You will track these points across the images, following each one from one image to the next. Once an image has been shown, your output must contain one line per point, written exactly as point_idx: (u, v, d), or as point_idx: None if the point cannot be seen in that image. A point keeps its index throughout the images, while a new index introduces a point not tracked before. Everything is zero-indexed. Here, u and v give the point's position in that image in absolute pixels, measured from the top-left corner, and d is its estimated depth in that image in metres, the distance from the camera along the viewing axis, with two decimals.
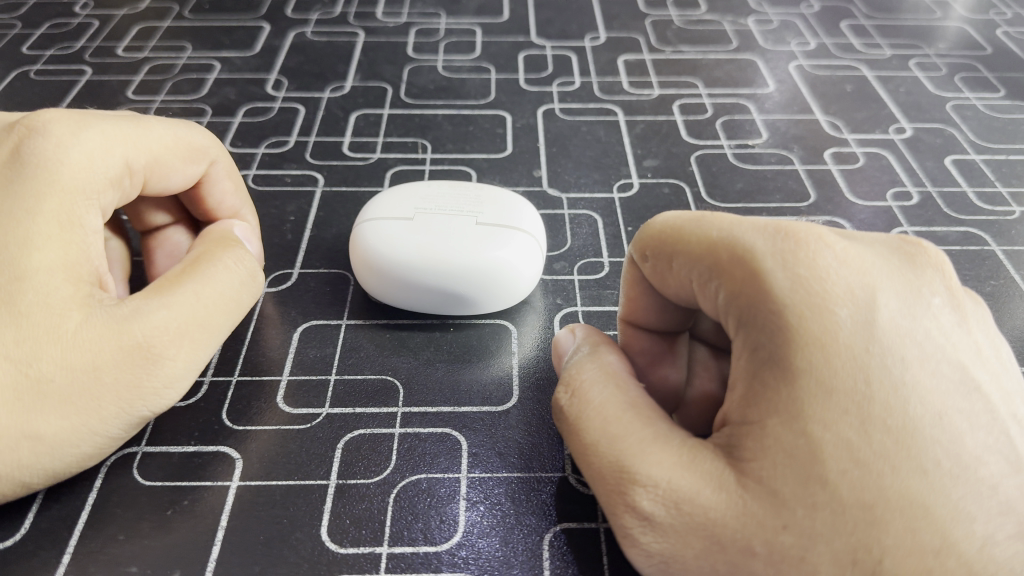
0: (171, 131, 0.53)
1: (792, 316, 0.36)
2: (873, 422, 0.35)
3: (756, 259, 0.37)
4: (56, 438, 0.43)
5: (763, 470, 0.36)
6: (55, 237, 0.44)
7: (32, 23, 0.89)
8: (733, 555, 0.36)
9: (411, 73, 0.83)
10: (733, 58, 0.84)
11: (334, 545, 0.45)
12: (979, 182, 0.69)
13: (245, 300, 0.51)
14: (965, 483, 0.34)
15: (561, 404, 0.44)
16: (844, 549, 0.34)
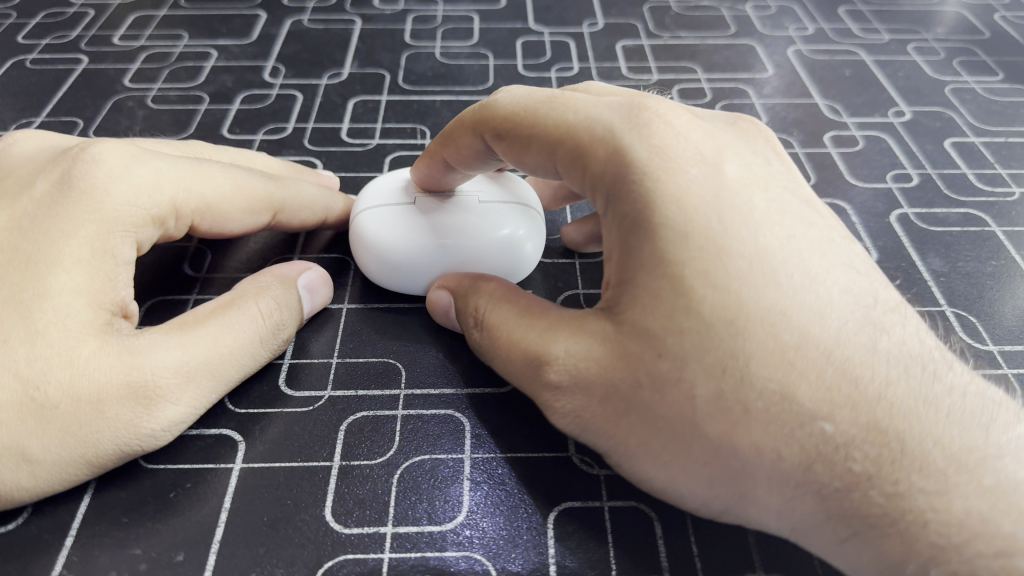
0: (237, 186, 0.56)
1: (647, 180, 0.43)
2: (729, 251, 0.41)
3: (606, 142, 0.45)
4: (50, 462, 0.43)
5: (641, 313, 0.41)
6: (89, 263, 0.46)
7: (26, 12, 0.89)
8: (626, 391, 0.41)
9: (409, 59, 0.82)
10: (732, 43, 0.84)
11: (339, 526, 0.45)
12: (978, 165, 0.69)
13: (264, 355, 0.51)
14: (812, 290, 0.41)
15: (476, 338, 0.49)
16: (722, 369, 0.39)
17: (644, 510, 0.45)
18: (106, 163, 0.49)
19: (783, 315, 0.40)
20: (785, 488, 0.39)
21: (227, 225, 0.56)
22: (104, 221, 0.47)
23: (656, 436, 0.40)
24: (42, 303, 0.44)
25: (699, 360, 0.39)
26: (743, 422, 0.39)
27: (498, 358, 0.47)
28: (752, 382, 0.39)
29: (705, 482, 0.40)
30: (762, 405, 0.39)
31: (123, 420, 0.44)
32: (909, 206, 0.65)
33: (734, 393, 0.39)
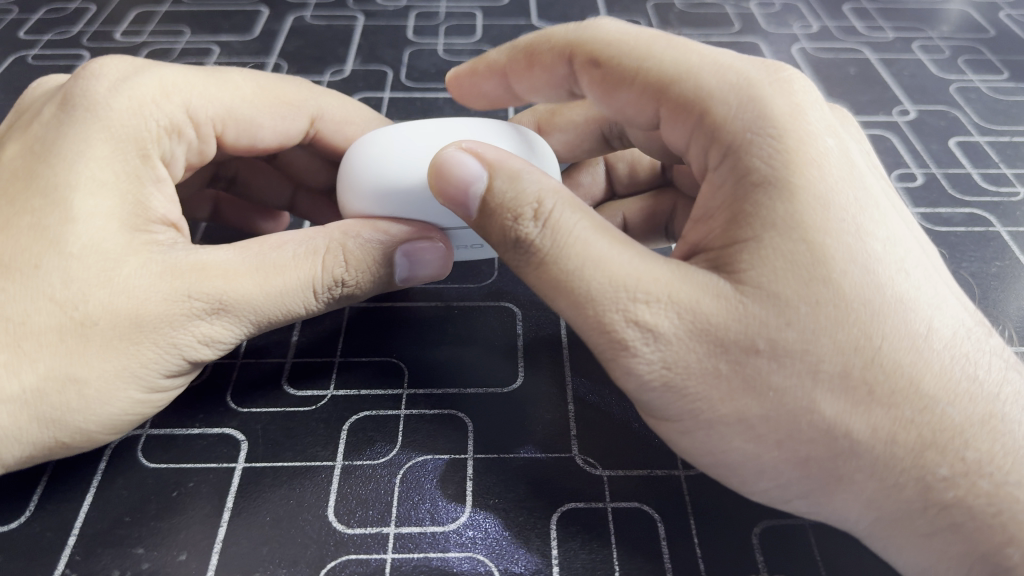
0: (263, 87, 0.57)
1: (777, 140, 0.42)
2: (863, 233, 0.40)
3: (735, 97, 0.44)
4: (97, 383, 0.43)
5: (778, 276, 0.39)
6: (108, 182, 0.45)
7: (28, 7, 0.88)
8: (738, 355, 0.39)
9: (411, 56, 0.82)
10: (736, 41, 0.83)
11: (341, 526, 0.45)
12: (983, 164, 0.69)
13: (319, 300, 0.49)
14: (925, 284, 0.41)
15: (525, 237, 0.42)
16: (855, 347, 0.39)
17: (648, 512, 0.45)
18: (111, 80, 0.49)
19: (904, 298, 0.40)
20: (881, 468, 0.40)
21: (258, 132, 0.56)
22: (117, 136, 0.47)
23: (763, 405, 0.39)
24: (69, 227, 0.43)
25: (831, 331, 0.39)
26: (861, 401, 0.39)
27: (564, 284, 0.41)
28: (880, 363, 0.39)
29: (800, 454, 0.40)
30: (887, 386, 0.39)
31: (163, 329, 0.44)
32: (913, 206, 0.65)
33: (861, 370, 0.39)
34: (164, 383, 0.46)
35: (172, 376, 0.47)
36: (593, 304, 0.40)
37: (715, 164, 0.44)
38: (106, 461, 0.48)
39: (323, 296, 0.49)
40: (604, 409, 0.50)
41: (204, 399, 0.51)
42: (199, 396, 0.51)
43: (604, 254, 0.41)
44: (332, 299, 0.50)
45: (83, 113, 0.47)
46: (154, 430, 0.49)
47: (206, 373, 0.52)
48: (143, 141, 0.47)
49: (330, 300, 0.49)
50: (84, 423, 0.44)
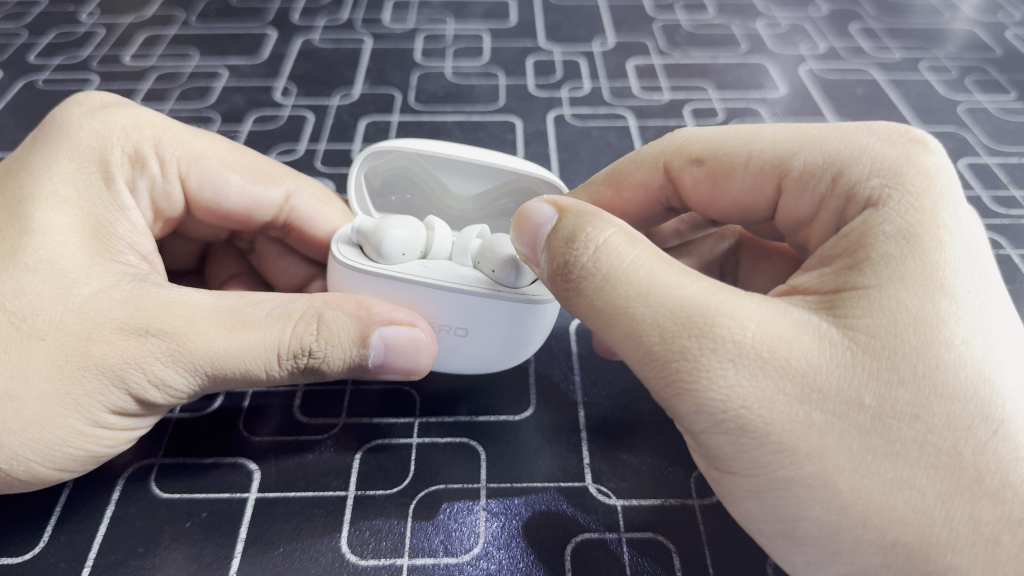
0: (237, 154, 0.59)
1: (903, 199, 0.39)
2: (897, 369, 0.35)
3: (837, 144, 0.43)
4: (33, 403, 0.43)
5: (866, 341, 0.35)
6: (70, 199, 0.48)
7: (36, 31, 0.89)
8: (841, 411, 0.35)
9: (419, 79, 0.82)
10: (743, 61, 0.84)
11: (354, 557, 0.44)
12: (993, 186, 0.69)
13: (282, 367, 0.45)
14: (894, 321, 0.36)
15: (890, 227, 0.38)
16: (939, 448, 0.35)
17: (663, 543, 0.45)
18: (89, 107, 0.53)
19: (1003, 397, 0.35)
20: (936, 556, 0.35)
21: (223, 190, 0.57)
22: (81, 153, 0.50)
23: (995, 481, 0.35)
24: (29, 238, 0.45)
25: (839, 467, 0.35)
26: (913, 454, 0.34)
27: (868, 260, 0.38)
28: (956, 489, 0.35)
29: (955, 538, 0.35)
30: (998, 472, 0.35)
31: (111, 362, 0.43)
32: None
33: (970, 453, 0.35)
34: (112, 422, 0.45)
35: (122, 417, 0.46)
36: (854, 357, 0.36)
37: (850, 217, 0.41)
38: (119, 490, 0.48)
39: (286, 364, 0.45)
40: (618, 436, 0.50)
41: (214, 429, 0.51)
42: (209, 425, 0.51)
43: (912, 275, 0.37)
44: (299, 371, 0.46)
45: (55, 134, 0.51)
46: (167, 460, 0.49)
47: (219, 404, 0.52)
48: (106, 160, 0.51)
49: (294, 370, 0.46)
50: (22, 450, 0.43)
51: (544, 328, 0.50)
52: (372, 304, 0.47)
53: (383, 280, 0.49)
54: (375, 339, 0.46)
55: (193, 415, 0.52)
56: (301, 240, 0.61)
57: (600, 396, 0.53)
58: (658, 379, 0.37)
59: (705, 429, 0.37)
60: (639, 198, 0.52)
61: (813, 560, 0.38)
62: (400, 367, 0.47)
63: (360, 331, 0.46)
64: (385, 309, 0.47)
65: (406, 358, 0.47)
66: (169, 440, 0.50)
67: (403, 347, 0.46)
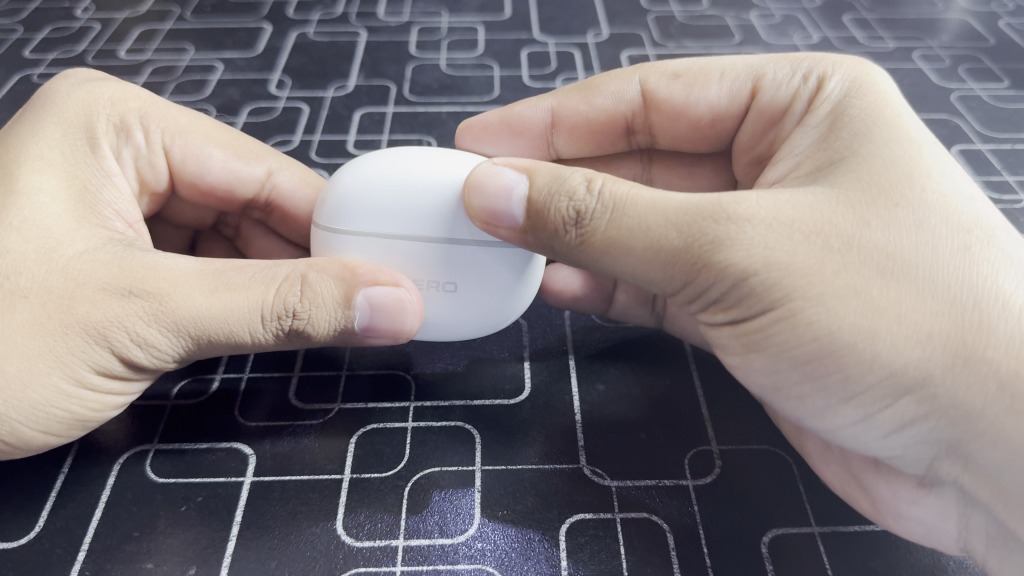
0: (223, 132, 0.59)
1: (861, 97, 0.47)
2: (889, 194, 0.41)
3: (802, 64, 0.53)
4: (15, 359, 0.43)
5: (856, 184, 0.41)
6: (56, 163, 0.49)
7: (32, 27, 0.89)
8: (846, 232, 0.39)
9: (414, 71, 0.82)
10: (737, 52, 0.84)
11: (350, 539, 0.44)
12: (986, 172, 0.69)
13: (266, 329, 0.45)
14: (887, 165, 0.42)
15: (849, 110, 0.47)
16: (949, 247, 0.39)
17: (658, 523, 0.45)
18: (77, 81, 0.54)
19: (982, 214, 0.41)
20: (970, 341, 0.38)
21: (206, 163, 0.57)
22: (68, 121, 0.51)
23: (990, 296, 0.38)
24: (16, 200, 0.46)
25: (865, 282, 0.38)
26: (918, 276, 0.38)
27: (838, 136, 0.45)
28: (954, 300, 0.38)
29: (971, 356, 0.38)
30: (1003, 266, 0.39)
31: (93, 320, 0.43)
32: None
33: (971, 279, 0.39)
34: (98, 383, 0.45)
35: (109, 379, 0.46)
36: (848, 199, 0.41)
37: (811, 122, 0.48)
38: (114, 475, 0.48)
39: (271, 326, 0.45)
40: (613, 419, 0.50)
41: (205, 413, 0.51)
42: (203, 410, 0.51)
43: (876, 131, 0.44)
44: (284, 335, 0.46)
45: (44, 105, 0.52)
46: (162, 444, 0.49)
47: (213, 388, 0.53)
48: (91, 128, 0.51)
49: (279, 334, 0.46)
50: (6, 409, 0.43)
51: (529, 271, 0.51)
52: (357, 266, 0.47)
53: (366, 240, 0.49)
54: (362, 300, 0.45)
55: (188, 400, 0.52)
56: (284, 218, 0.62)
57: (594, 380, 0.53)
58: (683, 242, 0.40)
59: (730, 287, 0.40)
60: (607, 105, 0.60)
61: (847, 379, 0.39)
62: (389, 328, 0.47)
63: (344, 292, 0.45)
64: (370, 271, 0.46)
65: (393, 317, 0.46)
66: (164, 424, 0.50)
67: (388, 307, 0.46)
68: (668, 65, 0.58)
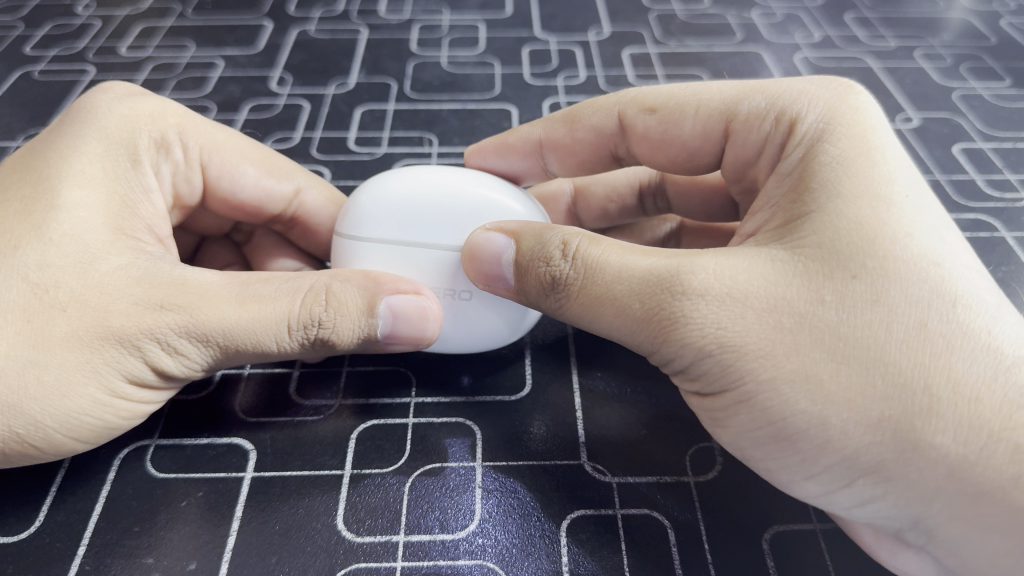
0: (256, 149, 0.59)
1: (836, 131, 0.44)
2: (849, 264, 0.39)
3: (777, 92, 0.49)
4: (54, 372, 0.42)
5: (815, 251, 0.40)
6: (97, 177, 0.47)
7: (33, 23, 0.89)
8: (800, 310, 0.38)
9: (415, 68, 0.82)
10: (739, 50, 0.84)
11: (351, 535, 0.44)
12: (987, 170, 0.69)
13: (293, 340, 0.46)
14: (849, 228, 0.40)
15: (821, 155, 0.44)
16: (905, 325, 0.37)
17: (659, 520, 0.45)
18: (117, 95, 0.53)
19: (949, 277, 0.39)
20: (919, 427, 0.37)
21: (240, 180, 0.57)
22: (110, 136, 0.49)
23: (950, 380, 0.37)
24: (55, 214, 0.45)
25: (816, 365, 0.37)
26: (872, 357, 0.37)
27: (806, 187, 0.43)
28: (911, 383, 0.37)
29: (925, 443, 0.37)
30: (963, 344, 0.38)
31: (128, 333, 0.43)
32: None
33: (929, 357, 0.37)
34: (128, 393, 0.45)
35: (140, 389, 0.46)
36: (804, 270, 0.39)
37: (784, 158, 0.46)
38: (115, 470, 0.48)
39: (297, 337, 0.45)
40: (613, 415, 0.50)
41: (207, 410, 0.51)
42: (204, 406, 0.51)
43: (844, 182, 0.42)
44: (310, 345, 0.46)
45: (82, 117, 0.50)
46: (162, 440, 0.49)
47: (214, 385, 0.52)
48: (134, 145, 0.50)
49: (306, 344, 0.46)
50: (40, 416, 0.43)
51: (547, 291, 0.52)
52: (380, 276, 0.48)
53: (379, 243, 0.51)
54: (385, 310, 0.46)
55: (190, 396, 0.52)
56: (305, 232, 0.62)
57: (594, 376, 0.53)
58: (645, 320, 0.41)
59: (690, 359, 0.40)
60: (589, 139, 0.58)
61: (805, 460, 0.39)
62: (409, 334, 0.47)
63: (367, 301, 0.46)
64: (393, 281, 0.48)
65: (414, 326, 0.47)
66: (165, 420, 0.50)
67: (410, 316, 0.47)
68: (649, 93, 0.55)
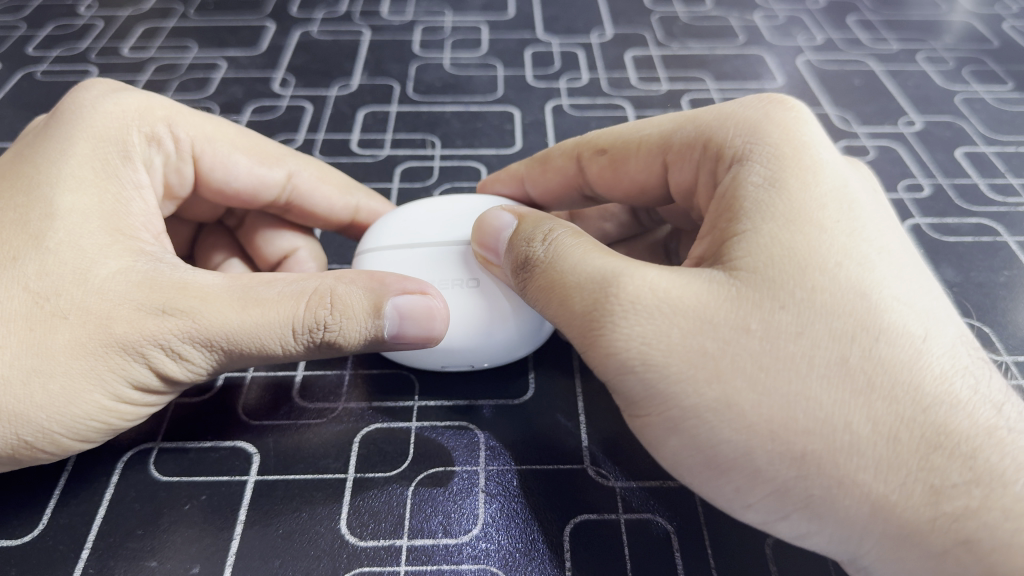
0: (246, 137, 0.59)
1: (767, 152, 0.44)
2: (778, 292, 0.38)
3: (708, 118, 0.48)
4: (61, 380, 0.42)
5: (747, 277, 0.39)
6: (89, 179, 0.47)
7: (35, 24, 0.89)
8: (727, 336, 0.38)
9: (418, 70, 0.82)
10: (741, 53, 0.84)
11: (354, 539, 0.44)
12: (989, 174, 0.69)
13: (297, 343, 0.45)
14: (778, 256, 0.39)
15: (748, 178, 0.43)
16: (829, 359, 0.37)
17: (662, 525, 0.45)
18: (99, 92, 0.52)
19: (877, 307, 0.38)
20: (842, 465, 0.37)
21: (233, 170, 0.57)
22: (99, 136, 0.49)
23: (874, 415, 0.37)
24: (51, 221, 0.45)
25: (740, 394, 0.37)
26: (797, 389, 0.37)
27: (734, 209, 0.42)
28: (834, 417, 0.37)
29: (850, 479, 0.37)
30: (888, 379, 0.37)
31: (131, 339, 0.43)
32: (921, 216, 0.65)
33: (854, 392, 0.37)
34: (132, 397, 0.45)
35: (144, 393, 0.46)
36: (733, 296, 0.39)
37: (721, 176, 0.45)
38: (118, 473, 0.48)
39: (303, 338, 0.45)
40: (616, 420, 0.50)
41: (210, 412, 0.51)
42: (207, 408, 0.51)
43: (774, 207, 0.41)
44: (314, 346, 0.46)
45: (72, 119, 0.50)
46: (165, 443, 0.49)
47: (217, 388, 0.52)
48: (125, 143, 0.50)
49: (310, 347, 0.46)
50: (48, 423, 0.43)
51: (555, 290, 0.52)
52: (383, 276, 0.48)
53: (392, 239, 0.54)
54: (392, 311, 0.46)
55: (193, 398, 0.52)
56: (302, 217, 0.62)
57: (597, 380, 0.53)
58: (580, 335, 0.41)
59: (619, 381, 0.40)
60: (560, 181, 0.58)
61: (740, 489, 0.39)
62: (416, 335, 0.47)
63: (373, 301, 0.46)
64: (398, 280, 0.47)
65: (421, 325, 0.47)
66: (168, 423, 0.50)
67: (417, 315, 0.46)
68: (605, 132, 0.55)
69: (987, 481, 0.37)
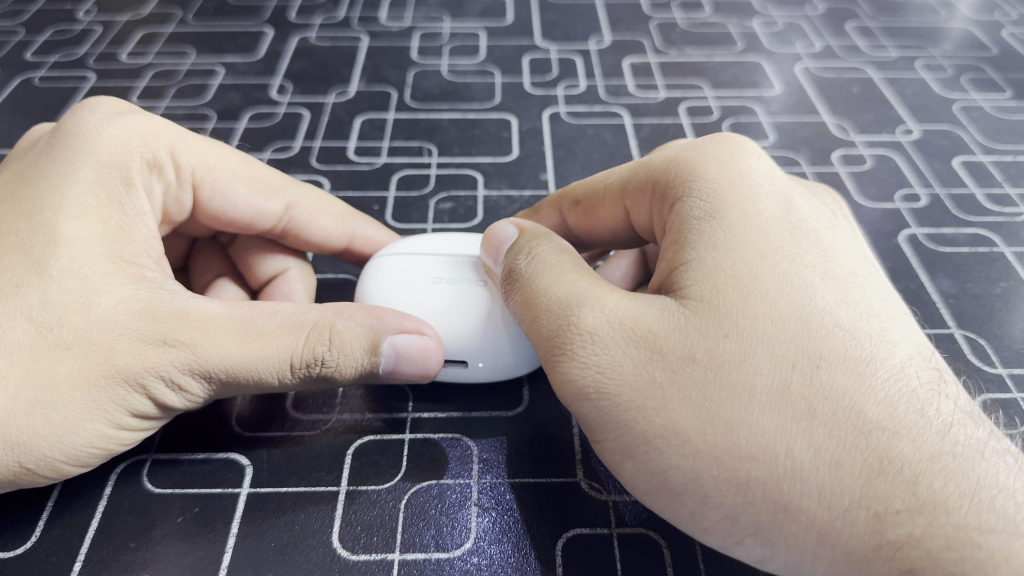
0: (248, 165, 0.59)
1: (707, 184, 0.44)
2: (721, 321, 0.39)
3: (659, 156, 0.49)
4: (62, 411, 0.42)
5: (693, 306, 0.40)
6: (91, 206, 0.47)
7: (34, 29, 0.89)
8: (674, 364, 0.39)
9: (416, 77, 0.82)
10: (739, 60, 0.84)
11: (346, 552, 0.44)
12: (987, 184, 0.69)
13: (294, 376, 0.46)
14: (720, 285, 0.40)
15: (693, 208, 0.44)
16: (769, 387, 0.38)
17: (654, 539, 0.45)
18: (105, 114, 0.52)
19: (816, 335, 0.39)
20: (786, 491, 0.37)
21: (231, 200, 0.57)
22: (103, 161, 0.49)
23: (814, 441, 0.37)
24: (54, 247, 0.44)
25: (685, 421, 0.38)
26: (739, 418, 0.38)
27: (681, 237, 0.43)
28: (775, 445, 0.37)
29: (795, 505, 0.37)
30: (829, 405, 0.37)
31: (132, 370, 0.43)
32: (917, 226, 0.65)
33: (792, 419, 0.37)
34: (131, 424, 0.45)
35: (143, 420, 0.46)
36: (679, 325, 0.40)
37: (668, 206, 0.46)
38: (112, 485, 0.48)
39: (299, 372, 0.46)
40: None
41: (204, 426, 0.51)
42: (201, 421, 0.51)
43: (718, 236, 0.42)
44: (310, 379, 0.47)
45: (74, 141, 0.50)
46: (159, 454, 0.49)
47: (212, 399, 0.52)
48: (126, 168, 0.50)
49: (305, 379, 0.47)
50: (49, 452, 0.43)
51: None
52: (382, 312, 0.48)
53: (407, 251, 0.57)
54: (387, 348, 0.47)
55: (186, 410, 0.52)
56: (299, 244, 0.62)
57: None
58: (545, 360, 0.42)
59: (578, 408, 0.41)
60: None
61: (693, 513, 0.39)
62: (410, 372, 0.48)
63: (370, 339, 0.47)
64: (397, 319, 0.48)
65: (415, 364, 0.48)
66: (163, 435, 0.50)
67: (413, 354, 0.47)
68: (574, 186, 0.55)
69: (930, 507, 0.36)
